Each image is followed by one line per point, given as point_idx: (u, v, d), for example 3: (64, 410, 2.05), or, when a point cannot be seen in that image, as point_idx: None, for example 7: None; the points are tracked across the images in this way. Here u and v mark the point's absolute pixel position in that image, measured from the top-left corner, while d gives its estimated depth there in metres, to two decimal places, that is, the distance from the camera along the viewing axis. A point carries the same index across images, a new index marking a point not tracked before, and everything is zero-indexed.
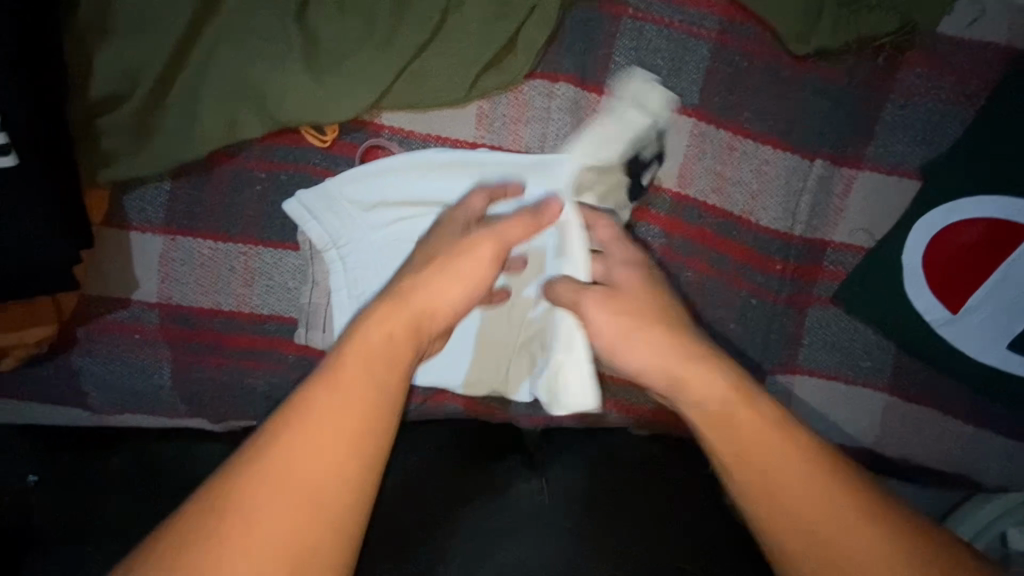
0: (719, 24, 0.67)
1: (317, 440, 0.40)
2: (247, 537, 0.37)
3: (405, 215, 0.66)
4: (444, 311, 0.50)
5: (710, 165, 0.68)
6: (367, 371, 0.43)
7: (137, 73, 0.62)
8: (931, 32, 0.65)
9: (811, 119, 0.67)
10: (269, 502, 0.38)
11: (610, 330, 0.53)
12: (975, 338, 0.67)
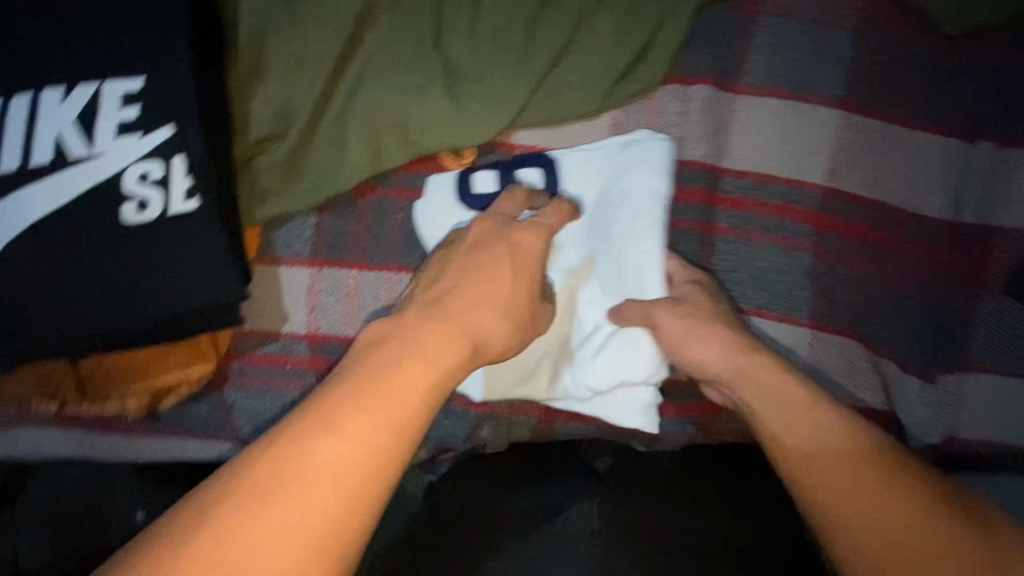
0: (856, 14, 0.66)
1: (327, 465, 0.44)
2: (253, 510, 0.42)
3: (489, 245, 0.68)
4: (469, 324, 0.56)
5: (862, 156, 0.66)
6: (397, 414, 0.47)
7: (291, 112, 0.65)
8: None
9: (962, 101, 0.65)
10: (285, 503, 0.43)
11: (683, 332, 0.62)
12: None
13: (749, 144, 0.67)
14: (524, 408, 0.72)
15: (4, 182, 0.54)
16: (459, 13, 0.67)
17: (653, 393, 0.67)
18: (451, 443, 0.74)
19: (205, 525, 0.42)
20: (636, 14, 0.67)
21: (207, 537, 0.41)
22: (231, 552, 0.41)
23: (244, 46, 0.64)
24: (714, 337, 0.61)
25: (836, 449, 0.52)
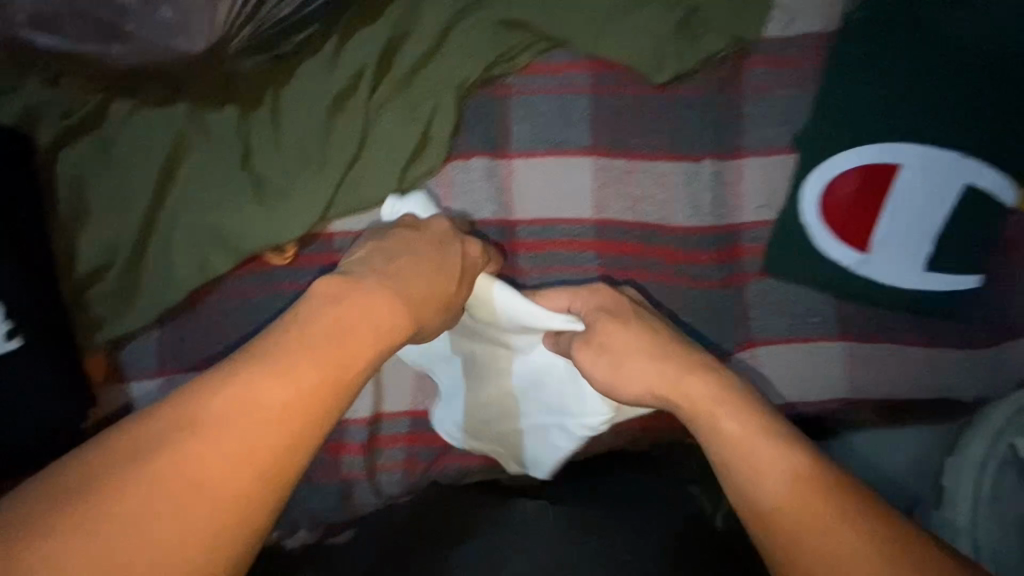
0: (589, 78, 0.80)
1: (255, 412, 0.46)
2: (192, 437, 0.45)
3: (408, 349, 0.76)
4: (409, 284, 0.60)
5: (619, 190, 0.79)
6: (330, 371, 0.50)
7: (116, 245, 0.73)
8: (761, 38, 0.78)
9: (685, 130, 0.79)
10: (212, 439, 0.45)
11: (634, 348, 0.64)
12: (892, 270, 0.74)
13: (528, 197, 0.80)
14: (387, 467, 0.80)
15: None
16: (258, 136, 0.78)
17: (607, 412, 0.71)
18: (328, 513, 0.79)
19: (124, 444, 0.44)
20: (409, 111, 0.80)
21: (161, 453, 0.44)
22: (174, 482, 0.43)
23: (64, 198, 0.73)
24: (643, 363, 0.64)
25: (781, 471, 0.52)
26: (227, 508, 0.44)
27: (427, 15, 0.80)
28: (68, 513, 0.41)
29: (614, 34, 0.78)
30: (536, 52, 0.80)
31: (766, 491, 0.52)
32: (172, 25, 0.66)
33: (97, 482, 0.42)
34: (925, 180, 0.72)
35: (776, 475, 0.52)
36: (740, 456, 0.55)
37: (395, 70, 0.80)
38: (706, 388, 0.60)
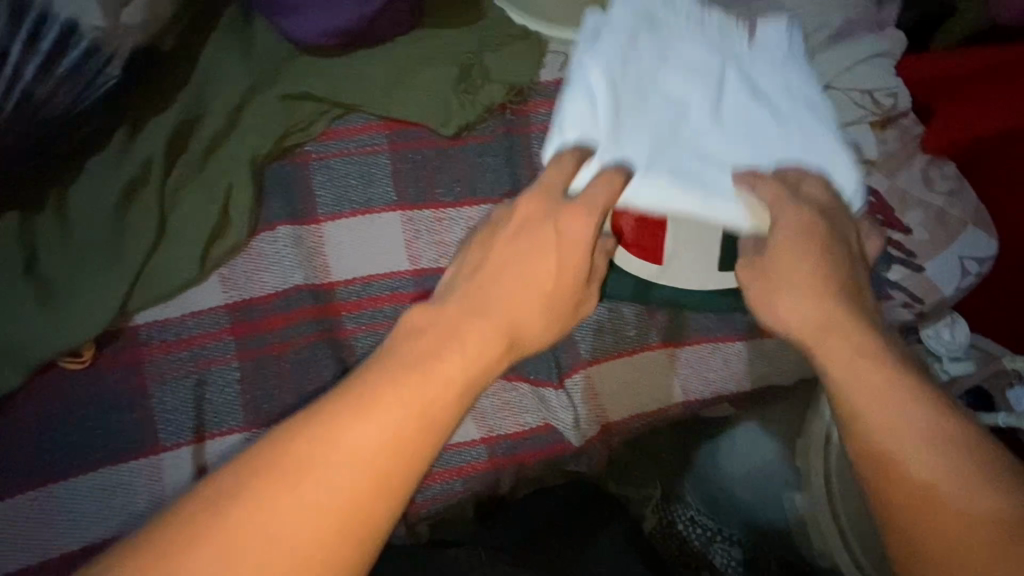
0: (385, 137, 0.83)
1: (348, 465, 0.42)
2: (309, 478, 0.42)
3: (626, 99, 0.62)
4: (529, 283, 0.54)
5: (430, 238, 0.81)
6: (420, 410, 0.45)
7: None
8: (537, 82, 0.85)
9: (482, 177, 0.83)
10: (319, 473, 0.42)
11: (801, 248, 0.56)
12: (691, 267, 0.75)
13: (342, 259, 0.80)
14: None
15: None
16: (46, 238, 0.76)
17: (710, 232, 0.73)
18: None
19: (256, 472, 0.42)
20: (208, 190, 0.79)
21: (243, 508, 0.41)
22: (273, 528, 0.41)
23: None
24: (792, 292, 0.55)
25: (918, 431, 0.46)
26: (322, 551, 0.41)
27: (216, 98, 0.83)
28: (190, 543, 0.40)
29: (403, 97, 0.83)
30: (330, 119, 0.83)
31: (910, 473, 0.45)
32: None
33: (216, 519, 0.40)
34: None
35: (906, 437, 0.46)
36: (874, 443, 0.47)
37: (189, 153, 0.81)
38: (846, 350, 0.51)
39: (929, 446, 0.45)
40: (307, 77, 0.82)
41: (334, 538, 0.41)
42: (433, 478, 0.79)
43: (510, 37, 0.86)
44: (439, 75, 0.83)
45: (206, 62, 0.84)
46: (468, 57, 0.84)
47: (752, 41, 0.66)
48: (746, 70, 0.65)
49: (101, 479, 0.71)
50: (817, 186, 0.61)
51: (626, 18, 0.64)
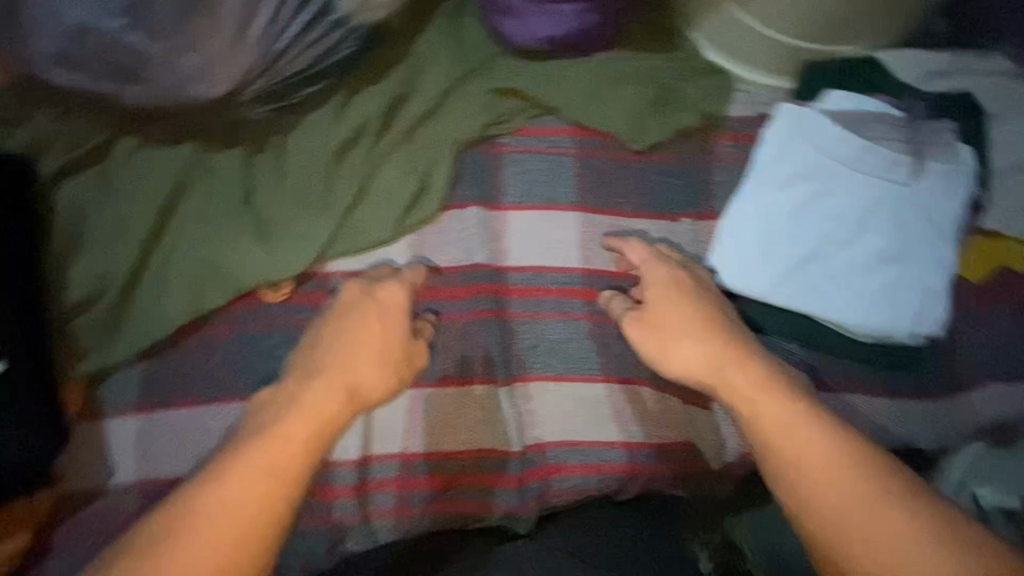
0: (574, 142, 0.88)
1: (225, 499, 0.56)
2: (179, 535, 0.54)
3: (793, 205, 0.79)
4: (351, 381, 0.67)
5: (604, 243, 0.85)
6: (312, 420, 0.62)
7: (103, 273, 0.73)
8: (726, 116, 0.88)
9: (665, 192, 0.86)
10: (225, 516, 0.55)
11: (669, 328, 0.72)
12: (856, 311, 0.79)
13: (521, 247, 0.85)
14: (380, 513, 0.78)
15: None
16: (263, 178, 0.82)
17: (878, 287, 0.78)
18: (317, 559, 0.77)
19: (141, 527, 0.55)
20: (409, 163, 0.85)
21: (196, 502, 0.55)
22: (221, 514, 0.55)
23: (62, 229, 0.74)
24: (689, 341, 0.71)
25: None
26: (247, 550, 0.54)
27: (427, 81, 0.89)
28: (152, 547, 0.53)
29: (600, 110, 0.88)
30: (528, 117, 0.89)
31: (804, 515, 0.59)
32: (195, 73, 0.72)
33: (169, 533, 0.54)
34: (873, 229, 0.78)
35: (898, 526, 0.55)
36: (779, 463, 0.61)
37: (396, 125, 0.87)
38: (786, 414, 0.63)
39: (846, 525, 0.56)
40: (512, 75, 0.88)
41: (228, 558, 0.53)
42: (574, 471, 0.81)
43: (701, 71, 0.90)
44: (638, 95, 0.88)
45: (419, 47, 0.90)
46: (666, 81, 0.89)
47: (913, 177, 0.77)
48: (900, 210, 0.77)
49: None
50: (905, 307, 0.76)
51: (793, 168, 0.79)
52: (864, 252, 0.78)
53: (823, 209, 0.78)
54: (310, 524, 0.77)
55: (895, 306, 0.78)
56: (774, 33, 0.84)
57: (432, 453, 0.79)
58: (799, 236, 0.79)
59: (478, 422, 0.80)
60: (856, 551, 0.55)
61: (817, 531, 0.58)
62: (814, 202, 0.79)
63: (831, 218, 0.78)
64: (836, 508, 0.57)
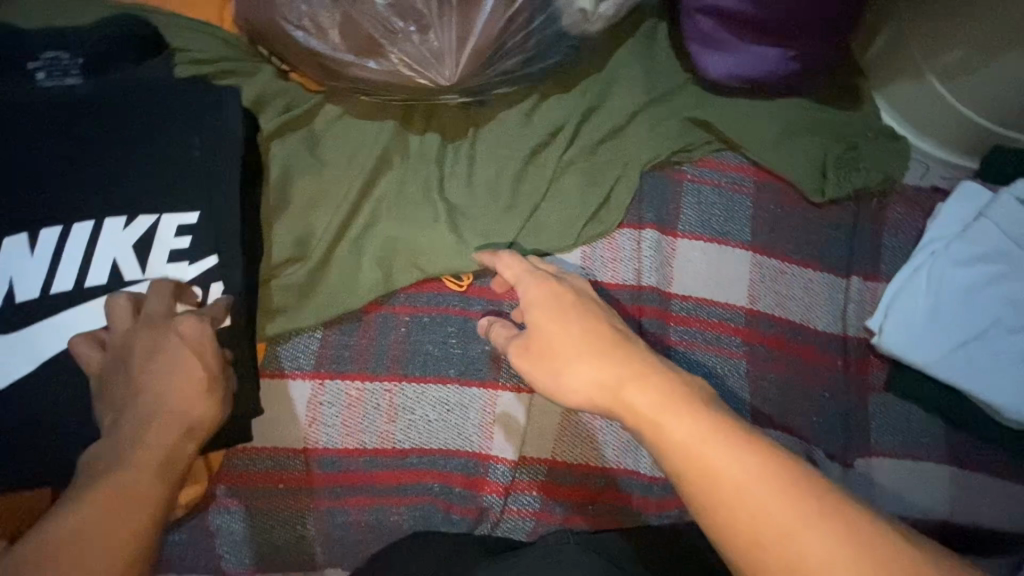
0: (752, 182, 0.90)
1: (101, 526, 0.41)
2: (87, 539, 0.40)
3: (965, 281, 0.81)
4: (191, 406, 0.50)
5: (771, 286, 0.86)
6: (162, 463, 0.46)
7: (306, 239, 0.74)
8: (902, 182, 0.90)
9: (834, 248, 0.88)
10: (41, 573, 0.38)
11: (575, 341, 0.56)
12: (1015, 395, 0.78)
13: (689, 277, 0.86)
14: (519, 513, 0.76)
15: (49, 296, 0.59)
16: (457, 168, 0.83)
17: None
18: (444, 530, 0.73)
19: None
20: (592, 175, 0.86)
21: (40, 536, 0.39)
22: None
23: (273, 186, 0.75)
24: (578, 365, 0.55)
25: None
26: None
27: (618, 99, 0.90)
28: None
29: (785, 154, 0.89)
30: (710, 150, 0.90)
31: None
32: (430, 57, 0.72)
33: None
34: None
35: None
36: (680, 467, 0.45)
37: (584, 136, 0.88)
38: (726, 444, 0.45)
39: None
40: (703, 107, 0.90)
41: None
42: None
43: (884, 134, 0.91)
44: (825, 146, 0.89)
45: (615, 64, 0.92)
46: (851, 138, 0.90)
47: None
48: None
49: (450, 395, 0.76)
50: None
51: (976, 247, 0.81)
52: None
53: (995, 292, 0.80)
54: (460, 515, 0.74)
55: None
56: (970, 111, 0.85)
57: (577, 463, 0.78)
58: (967, 310, 0.80)
59: (624, 441, 0.79)
60: (796, 552, 0.40)
61: (738, 536, 0.42)
62: (987, 282, 0.80)
63: (1000, 301, 0.80)
64: (766, 518, 0.41)
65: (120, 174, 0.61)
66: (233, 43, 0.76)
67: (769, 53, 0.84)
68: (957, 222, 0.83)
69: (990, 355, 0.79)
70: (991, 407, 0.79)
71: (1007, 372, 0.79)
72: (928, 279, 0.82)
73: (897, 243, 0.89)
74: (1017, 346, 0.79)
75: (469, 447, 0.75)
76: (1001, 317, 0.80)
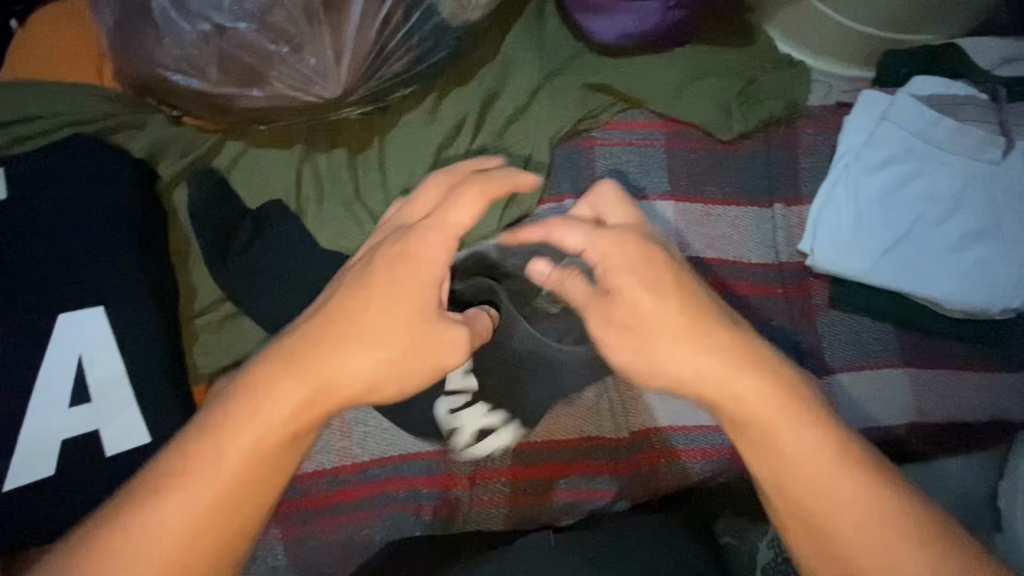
0: (662, 134, 0.91)
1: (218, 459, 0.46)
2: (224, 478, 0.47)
3: (881, 186, 0.82)
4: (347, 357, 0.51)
5: (699, 230, 0.87)
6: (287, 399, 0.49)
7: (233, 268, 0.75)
8: (807, 105, 0.92)
9: (753, 181, 0.89)
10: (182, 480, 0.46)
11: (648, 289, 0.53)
12: (946, 287, 0.80)
13: None
14: (489, 502, 0.76)
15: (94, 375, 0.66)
16: (369, 177, 0.84)
17: (968, 268, 0.80)
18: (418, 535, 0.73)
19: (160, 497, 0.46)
20: (504, 159, 0.87)
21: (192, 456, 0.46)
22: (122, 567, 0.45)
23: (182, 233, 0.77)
24: (684, 346, 0.51)
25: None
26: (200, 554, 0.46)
27: (517, 81, 0.91)
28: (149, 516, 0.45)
29: (688, 100, 0.90)
30: (615, 111, 0.91)
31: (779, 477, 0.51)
32: (312, 73, 0.72)
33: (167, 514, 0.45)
34: (962, 210, 0.80)
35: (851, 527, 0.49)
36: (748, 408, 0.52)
37: (489, 123, 0.89)
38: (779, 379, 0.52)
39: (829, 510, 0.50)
40: (601, 71, 0.91)
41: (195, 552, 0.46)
42: (679, 456, 0.81)
43: (782, 62, 0.93)
44: (725, 84, 0.90)
45: (508, 47, 0.93)
46: (751, 71, 0.91)
47: (1008, 156, 0.79)
48: (994, 192, 0.79)
49: None
50: (990, 282, 0.79)
51: (884, 150, 0.82)
52: (962, 230, 0.80)
53: (911, 190, 0.81)
54: (430, 516, 0.74)
55: (993, 283, 0.79)
56: (852, 22, 0.87)
57: (541, 441, 0.78)
58: (889, 213, 0.81)
59: (584, 410, 0.80)
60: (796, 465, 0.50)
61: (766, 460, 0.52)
62: (901, 183, 0.81)
63: (917, 198, 0.81)
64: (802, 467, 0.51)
65: (45, 254, 0.65)
66: (118, 99, 0.76)
67: (651, 7, 0.85)
68: (864, 130, 0.84)
69: (916, 252, 0.81)
70: (932, 302, 0.81)
71: (936, 265, 0.80)
72: (847, 191, 0.83)
73: (813, 163, 0.89)
74: (940, 241, 0.80)
75: (427, 446, 0.75)
76: (921, 213, 0.81)
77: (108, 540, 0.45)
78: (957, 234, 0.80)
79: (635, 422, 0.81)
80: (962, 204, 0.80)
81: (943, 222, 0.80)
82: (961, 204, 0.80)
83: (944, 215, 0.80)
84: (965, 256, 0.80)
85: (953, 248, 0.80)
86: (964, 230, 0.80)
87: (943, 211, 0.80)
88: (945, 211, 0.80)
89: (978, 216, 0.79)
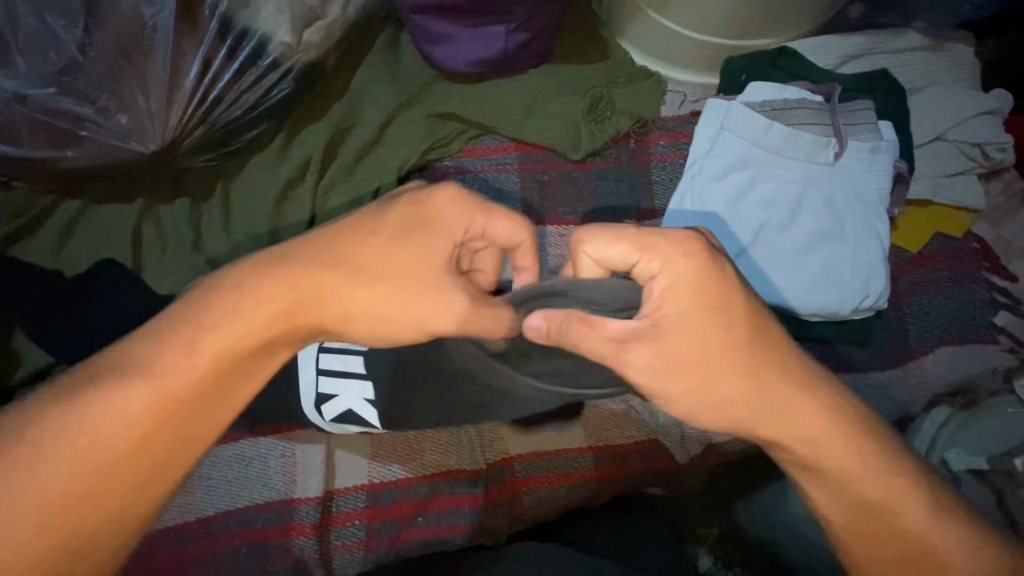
0: (516, 158, 0.92)
1: (179, 366, 0.46)
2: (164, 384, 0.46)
3: (724, 195, 0.81)
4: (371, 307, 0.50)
5: (551, 251, 0.89)
6: (277, 315, 0.49)
7: (75, 327, 0.78)
8: (658, 117, 0.92)
9: (605, 198, 0.90)
10: (141, 368, 0.46)
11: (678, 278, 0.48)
12: (794, 293, 0.79)
13: None
14: (344, 547, 0.75)
15: None
16: (213, 225, 0.84)
17: (814, 272, 0.79)
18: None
19: (119, 366, 0.46)
20: (354, 194, 0.88)
21: (161, 349, 0.46)
22: (76, 446, 0.43)
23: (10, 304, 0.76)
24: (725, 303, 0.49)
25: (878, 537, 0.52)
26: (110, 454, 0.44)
27: (367, 112, 0.90)
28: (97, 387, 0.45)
29: (542, 121, 0.90)
30: (467, 138, 0.92)
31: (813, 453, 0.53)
32: (127, 128, 0.73)
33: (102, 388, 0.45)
34: (802, 214, 0.80)
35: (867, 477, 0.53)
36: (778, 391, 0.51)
37: (340, 158, 0.88)
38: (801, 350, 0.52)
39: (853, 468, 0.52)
40: (452, 99, 0.90)
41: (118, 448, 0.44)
42: (541, 482, 0.81)
43: (635, 75, 0.92)
44: (577, 101, 0.90)
45: (360, 79, 0.91)
46: (604, 86, 0.91)
47: (839, 158, 0.79)
48: (829, 193, 0.80)
49: (248, 449, 0.76)
50: (835, 284, 0.79)
51: (724, 160, 0.82)
52: (805, 233, 0.79)
53: (753, 198, 0.80)
54: (278, 568, 0.72)
55: (840, 284, 0.79)
56: (693, 33, 0.87)
57: (396, 479, 0.78)
58: (735, 221, 0.80)
59: (441, 444, 0.79)
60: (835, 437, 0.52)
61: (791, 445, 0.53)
62: (743, 191, 0.81)
63: (760, 204, 0.80)
64: (776, 416, 0.51)
65: None
66: None
67: (496, 32, 0.84)
68: (707, 138, 0.83)
69: (764, 259, 0.79)
70: (783, 307, 0.80)
71: (785, 271, 0.79)
72: (693, 203, 0.82)
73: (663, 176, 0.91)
74: (785, 246, 0.79)
75: (275, 495, 0.75)
76: (766, 220, 0.80)
77: (73, 402, 0.45)
78: (799, 239, 0.79)
79: (495, 452, 0.81)
80: (800, 208, 0.80)
81: (785, 227, 0.80)
82: (800, 208, 0.80)
83: (787, 220, 0.80)
84: (810, 260, 0.80)
85: (797, 253, 0.79)
86: (806, 235, 0.79)
87: (786, 216, 0.80)
88: (787, 215, 0.80)
89: (817, 219, 0.79)
